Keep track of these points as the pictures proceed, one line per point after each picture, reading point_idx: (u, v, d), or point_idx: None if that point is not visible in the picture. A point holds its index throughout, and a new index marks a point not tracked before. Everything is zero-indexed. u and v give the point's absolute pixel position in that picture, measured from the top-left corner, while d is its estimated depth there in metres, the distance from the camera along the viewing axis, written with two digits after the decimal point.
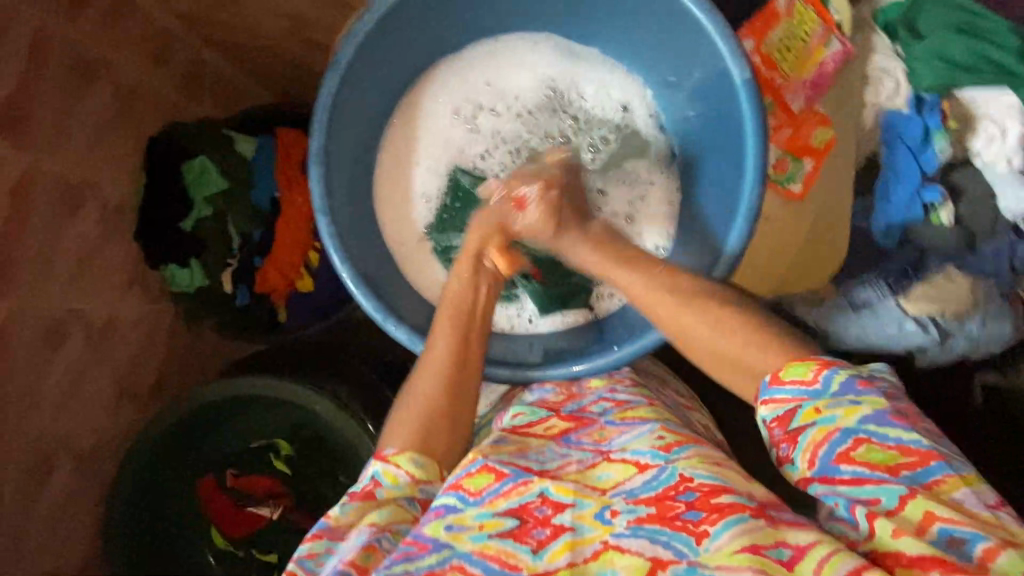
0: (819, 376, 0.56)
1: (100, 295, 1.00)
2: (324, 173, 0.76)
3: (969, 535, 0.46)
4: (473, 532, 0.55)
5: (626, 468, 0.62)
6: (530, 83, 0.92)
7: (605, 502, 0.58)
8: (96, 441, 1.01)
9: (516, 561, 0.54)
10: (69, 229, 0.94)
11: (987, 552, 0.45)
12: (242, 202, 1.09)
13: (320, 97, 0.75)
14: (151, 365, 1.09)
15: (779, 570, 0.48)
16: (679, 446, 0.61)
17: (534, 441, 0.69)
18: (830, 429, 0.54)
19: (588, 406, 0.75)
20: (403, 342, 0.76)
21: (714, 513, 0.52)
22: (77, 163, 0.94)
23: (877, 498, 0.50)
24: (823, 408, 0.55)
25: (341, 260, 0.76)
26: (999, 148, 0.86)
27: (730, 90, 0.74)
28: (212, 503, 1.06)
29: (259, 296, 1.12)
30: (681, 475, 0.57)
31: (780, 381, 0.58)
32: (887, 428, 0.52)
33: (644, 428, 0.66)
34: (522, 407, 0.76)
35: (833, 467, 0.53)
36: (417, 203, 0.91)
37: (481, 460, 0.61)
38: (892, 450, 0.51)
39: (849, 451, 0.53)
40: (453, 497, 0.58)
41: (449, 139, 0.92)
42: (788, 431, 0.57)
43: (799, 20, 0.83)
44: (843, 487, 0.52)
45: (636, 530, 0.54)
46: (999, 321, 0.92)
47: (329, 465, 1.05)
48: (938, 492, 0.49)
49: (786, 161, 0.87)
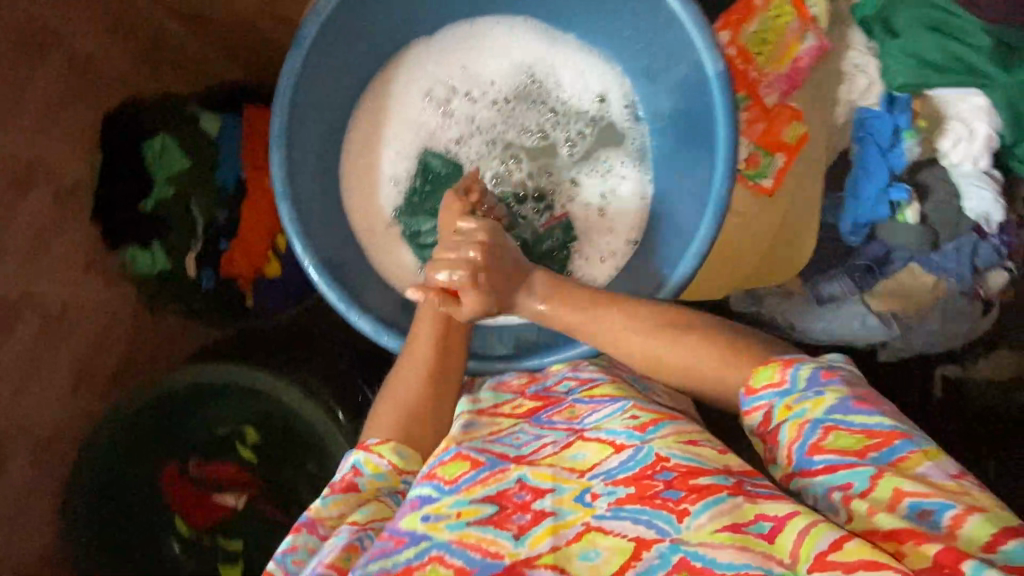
0: (786, 376, 0.57)
1: (55, 279, 0.95)
2: (287, 154, 0.74)
3: (938, 506, 0.45)
4: (450, 521, 0.53)
5: (601, 448, 0.59)
6: (505, 67, 0.89)
7: (584, 484, 0.56)
8: (53, 432, 0.96)
9: (498, 548, 0.52)
10: (21, 209, 0.89)
11: (954, 519, 0.45)
12: (206, 183, 1.05)
13: (283, 73, 0.72)
14: (113, 352, 1.05)
15: (761, 546, 0.47)
16: (653, 425, 0.58)
17: (504, 421, 0.68)
18: (802, 420, 0.54)
19: (553, 386, 0.74)
20: (367, 333, 0.75)
21: (693, 493, 0.51)
22: (27, 140, 0.89)
23: (851, 482, 0.49)
24: (790, 405, 0.55)
25: (303, 244, 0.74)
26: (966, 149, 0.88)
27: (702, 83, 0.74)
28: (176, 493, 1.04)
29: (223, 280, 1.08)
30: (658, 453, 0.55)
31: (753, 390, 0.59)
32: (852, 415, 0.52)
33: (614, 407, 0.63)
34: (488, 392, 0.76)
35: (807, 460, 0.53)
36: (386, 187, 0.89)
37: (454, 449, 0.60)
38: (858, 435, 0.51)
39: (820, 441, 0.52)
40: (429, 487, 0.56)
41: (420, 122, 0.89)
42: (768, 429, 0.56)
43: (774, 15, 0.84)
44: (819, 476, 0.51)
45: (618, 512, 0.53)
46: (961, 317, 0.93)
47: (299, 454, 1.04)
48: (906, 468, 0.48)
49: (757, 155, 0.88)
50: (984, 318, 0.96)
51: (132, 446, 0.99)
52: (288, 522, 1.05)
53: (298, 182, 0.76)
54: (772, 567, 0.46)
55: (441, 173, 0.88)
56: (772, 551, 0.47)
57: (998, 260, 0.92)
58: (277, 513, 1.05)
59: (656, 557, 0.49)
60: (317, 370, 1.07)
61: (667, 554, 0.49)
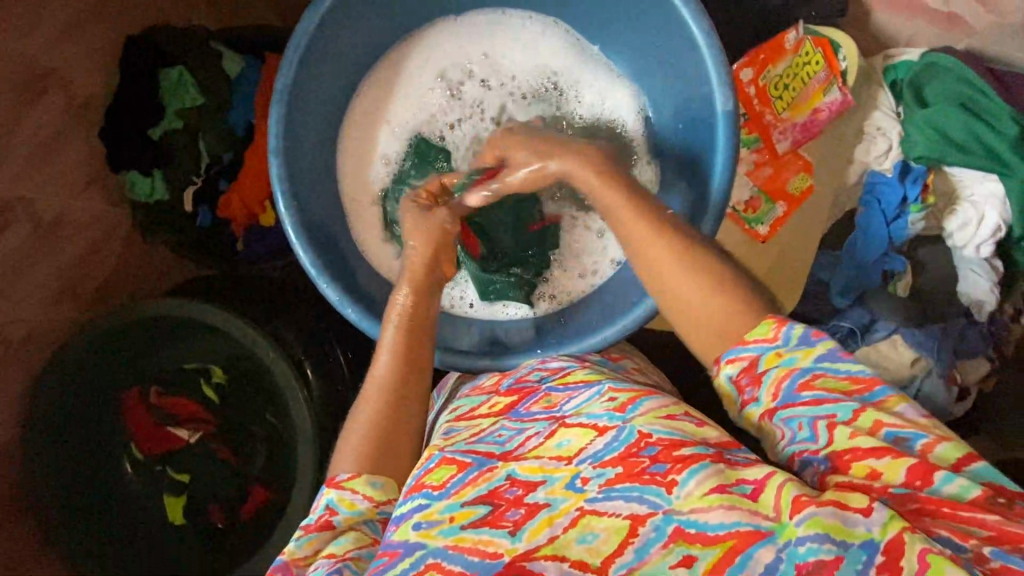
0: (780, 333, 0.55)
1: (53, 188, 0.97)
2: (286, 113, 0.75)
3: (912, 434, 0.49)
4: (443, 527, 0.53)
5: (584, 433, 0.56)
6: (521, 67, 0.89)
7: (574, 471, 0.54)
8: (28, 335, 0.98)
9: (496, 547, 0.51)
10: (31, 114, 0.92)
11: (927, 444, 0.49)
12: (215, 122, 1.05)
13: (296, 34, 0.73)
14: (102, 268, 1.07)
15: (747, 504, 0.48)
16: (632, 404, 0.57)
17: (484, 422, 0.66)
18: (791, 368, 0.54)
19: (524, 376, 0.72)
20: (333, 302, 0.76)
21: (678, 463, 0.51)
22: (46, 46, 0.92)
23: (834, 413, 0.51)
24: (783, 353, 0.55)
25: (286, 205, 0.75)
26: (972, 234, 0.86)
27: (711, 120, 0.72)
28: (133, 416, 1.06)
29: (220, 221, 1.10)
30: (640, 432, 0.54)
31: (744, 342, 0.57)
32: (840, 364, 0.53)
33: (591, 391, 0.62)
34: (463, 399, 0.74)
35: (795, 395, 0.53)
36: (380, 163, 0.89)
37: (439, 456, 0.60)
38: (844, 381, 0.52)
39: (810, 381, 0.53)
40: (419, 497, 0.56)
41: (425, 105, 0.89)
42: (754, 375, 0.56)
43: (804, 60, 0.81)
44: (802, 408, 0.52)
45: (609, 494, 0.51)
46: (932, 399, 0.89)
47: (259, 401, 1.07)
48: (884, 405, 0.51)
49: (758, 200, 0.87)
50: (956, 406, 0.92)
51: (102, 364, 1.01)
52: (237, 464, 1.08)
53: (294, 142, 0.77)
54: (761, 522, 0.47)
55: (431, 159, 0.88)
56: (756, 507, 0.48)
57: (983, 348, 0.90)
58: (227, 453, 1.07)
59: (652, 531, 0.49)
60: (293, 325, 1.08)
61: (662, 527, 0.49)
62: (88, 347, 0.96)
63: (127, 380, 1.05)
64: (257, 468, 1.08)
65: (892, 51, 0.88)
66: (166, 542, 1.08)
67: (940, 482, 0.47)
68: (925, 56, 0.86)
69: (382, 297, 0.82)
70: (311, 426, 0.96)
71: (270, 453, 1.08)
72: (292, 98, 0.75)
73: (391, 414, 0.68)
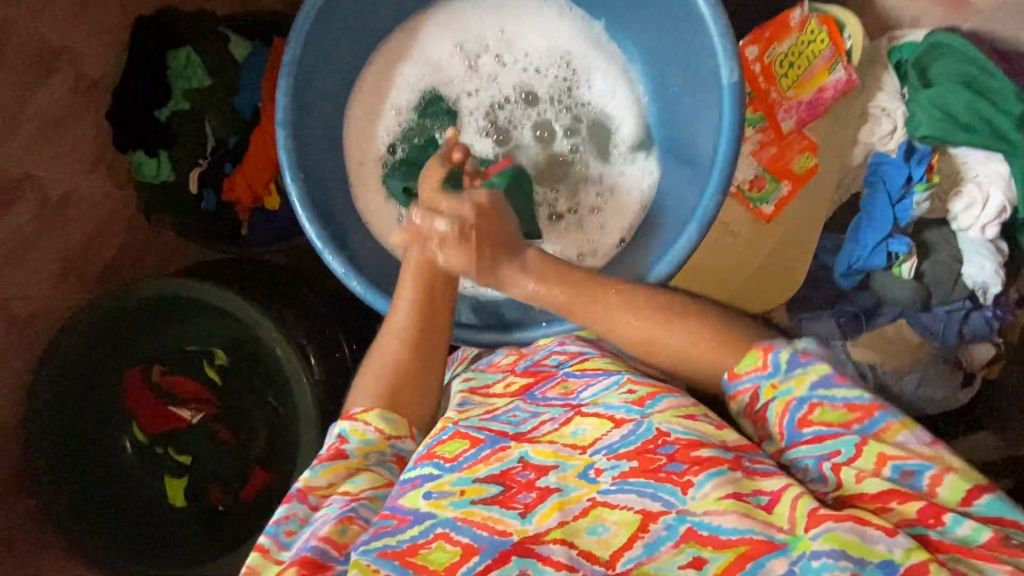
0: (768, 360, 0.59)
1: (61, 168, 0.98)
2: (295, 86, 0.75)
3: (917, 467, 0.51)
4: (454, 498, 0.53)
5: (601, 423, 0.58)
6: (543, 44, 0.89)
7: (588, 461, 0.55)
8: (33, 312, 0.99)
9: (505, 527, 0.50)
10: (41, 92, 0.93)
11: (934, 478, 0.50)
12: (222, 106, 1.06)
13: (305, 5, 0.74)
14: (108, 248, 1.08)
15: (762, 514, 0.49)
16: (652, 399, 0.58)
17: (498, 401, 0.67)
18: (789, 400, 0.57)
19: (542, 360, 0.73)
20: (338, 274, 0.76)
21: (695, 465, 0.51)
22: (57, 24, 0.92)
23: (838, 451, 0.53)
24: (777, 384, 0.58)
25: (294, 176, 0.76)
26: (976, 215, 0.86)
27: (716, 91, 0.73)
28: (137, 398, 1.07)
29: (224, 203, 1.10)
30: (658, 429, 0.55)
31: (737, 375, 0.61)
32: (834, 390, 0.55)
33: (610, 379, 0.63)
34: (478, 372, 0.76)
35: (796, 432, 0.56)
36: (387, 119, 0.89)
37: (453, 428, 0.60)
38: (841, 409, 0.55)
39: (807, 415, 0.55)
40: (429, 465, 0.56)
41: (440, 66, 0.89)
42: (755, 409, 0.59)
43: (809, 38, 0.81)
44: (808, 447, 0.55)
45: (623, 485, 0.52)
46: (936, 385, 0.88)
47: (260, 384, 1.07)
48: (888, 436, 0.53)
49: (764, 179, 0.87)
50: (962, 392, 0.91)
51: (105, 345, 1.00)
52: (237, 446, 1.08)
53: (302, 103, 0.77)
54: (775, 533, 0.47)
55: (440, 117, 0.89)
56: (772, 519, 0.48)
57: (988, 334, 0.90)
58: (229, 436, 1.08)
59: (663, 529, 0.49)
60: (295, 308, 1.07)
61: (674, 525, 0.49)
62: (93, 323, 0.97)
63: (130, 361, 1.04)
64: (256, 451, 1.08)
65: (897, 33, 0.89)
66: (164, 527, 1.07)
67: (952, 524, 0.48)
68: (931, 36, 0.86)
69: (386, 272, 0.82)
70: (314, 408, 0.96)
71: (269, 438, 1.07)
72: (301, 71, 0.76)
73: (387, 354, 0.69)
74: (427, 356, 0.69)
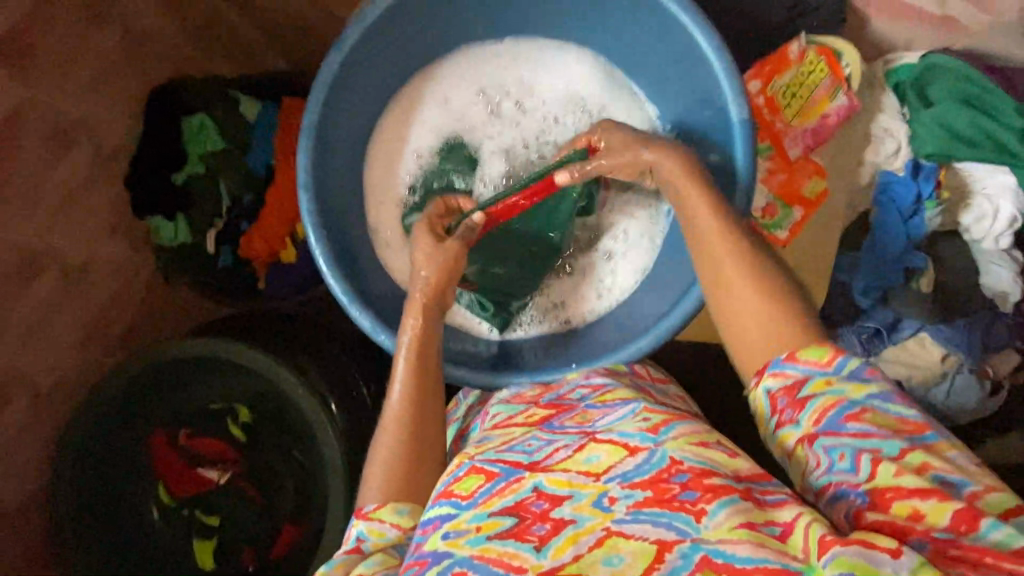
0: (835, 360, 0.53)
1: (80, 237, 1.00)
2: (314, 148, 0.77)
3: (959, 480, 0.46)
4: (469, 536, 0.51)
5: (614, 450, 0.56)
6: (559, 94, 0.92)
7: (602, 488, 0.53)
8: (56, 381, 0.99)
9: (521, 562, 0.49)
10: (61, 166, 0.95)
11: (974, 493, 0.45)
12: (236, 165, 1.08)
13: (322, 72, 0.76)
14: (125, 313, 1.09)
15: (775, 544, 0.46)
16: (665, 425, 0.57)
17: (517, 430, 0.66)
18: (840, 397, 0.51)
19: (566, 394, 0.73)
20: (367, 330, 0.77)
21: (708, 492, 0.49)
22: (76, 100, 0.95)
23: (880, 447, 0.48)
24: (833, 381, 0.52)
25: (317, 236, 0.77)
26: (989, 227, 0.87)
27: (727, 128, 0.75)
28: (163, 461, 1.06)
29: (241, 260, 1.12)
30: (671, 457, 0.53)
31: (793, 358, 0.54)
32: (893, 402, 0.50)
33: (627, 408, 0.62)
34: (501, 405, 0.75)
35: (839, 425, 0.50)
36: (407, 166, 0.92)
37: (468, 464, 0.59)
38: (893, 420, 0.49)
39: (858, 413, 0.50)
40: (446, 504, 0.55)
41: (458, 114, 0.92)
42: (795, 398, 0.53)
43: (809, 69, 0.84)
44: (848, 439, 0.49)
45: (637, 515, 0.50)
46: (966, 395, 0.89)
47: (286, 439, 1.06)
48: (933, 446, 0.48)
49: (775, 206, 0.89)
50: (990, 400, 0.91)
51: (129, 408, 1.00)
52: (266, 504, 1.07)
53: (322, 163, 0.79)
54: (789, 562, 0.45)
55: (457, 159, 0.91)
56: (784, 548, 0.46)
57: (1011, 342, 0.90)
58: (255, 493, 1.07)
59: (679, 559, 0.46)
60: (316, 359, 1.08)
61: (689, 554, 0.46)
62: (113, 393, 0.96)
63: (157, 422, 1.04)
64: (283, 507, 1.07)
65: (892, 56, 0.90)
66: None
67: (985, 529, 0.43)
68: (925, 58, 0.88)
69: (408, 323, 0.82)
70: (342, 463, 0.96)
71: (299, 491, 1.06)
72: (320, 133, 0.78)
73: (424, 356, 0.71)
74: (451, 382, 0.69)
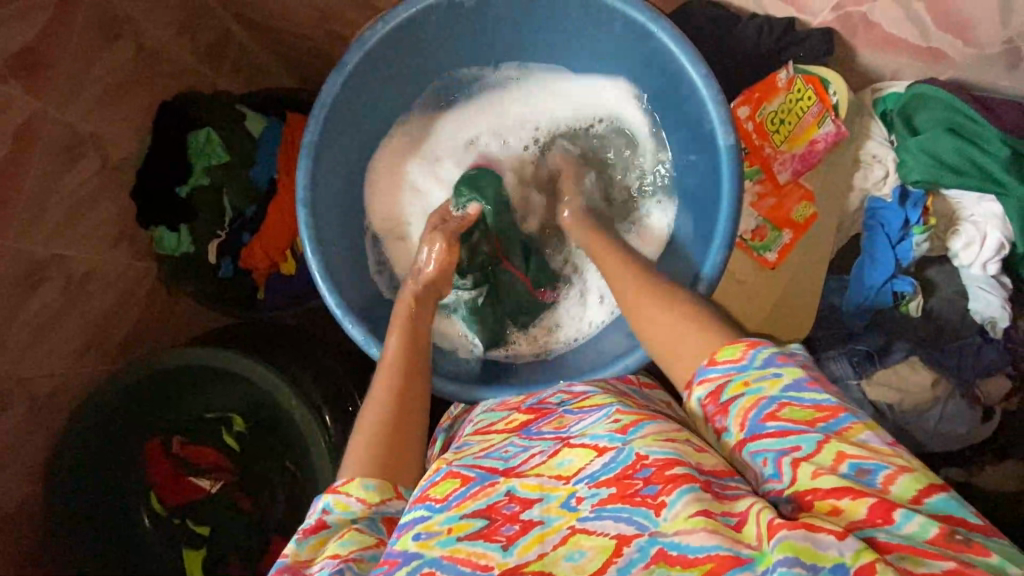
0: (747, 355, 0.54)
1: (85, 246, 1.02)
2: (312, 166, 0.80)
3: (874, 465, 0.45)
4: (441, 537, 0.50)
5: (585, 453, 0.54)
6: (549, 125, 0.97)
7: (570, 490, 0.51)
8: (55, 387, 1.01)
9: (488, 561, 0.47)
10: (69, 176, 0.97)
11: (887, 477, 0.45)
12: (240, 178, 1.10)
13: (321, 94, 0.79)
14: (125, 322, 1.11)
15: (729, 532, 0.44)
16: (635, 426, 0.55)
17: (495, 437, 0.64)
18: (757, 397, 0.51)
19: (547, 399, 0.72)
20: (358, 342, 0.78)
21: (669, 483, 0.47)
22: (85, 115, 0.97)
23: (798, 446, 0.48)
24: (749, 380, 0.52)
25: (312, 250, 0.79)
26: (977, 253, 0.88)
27: (715, 153, 0.77)
28: (156, 468, 1.06)
29: (241, 270, 1.14)
30: (638, 454, 0.51)
31: (713, 362, 0.55)
32: (805, 393, 0.50)
33: (600, 413, 0.60)
34: (486, 413, 0.74)
35: (760, 425, 0.50)
36: (410, 195, 0.96)
37: (445, 469, 0.57)
38: (809, 410, 0.49)
39: (776, 412, 0.50)
40: (421, 509, 0.53)
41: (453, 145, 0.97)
42: (719, 403, 0.53)
43: (797, 96, 0.86)
44: (769, 441, 0.49)
45: (600, 512, 0.48)
46: (957, 421, 0.89)
47: (279, 449, 1.06)
48: (848, 433, 0.47)
49: (765, 228, 0.92)
50: (982, 425, 0.91)
51: (127, 415, 1.01)
52: (258, 515, 1.07)
53: (317, 179, 0.81)
54: (741, 549, 0.43)
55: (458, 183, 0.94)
56: (738, 536, 0.44)
57: (1002, 367, 0.90)
58: (248, 504, 1.07)
59: (635, 552, 0.45)
60: (311, 368, 1.09)
61: (645, 548, 0.45)
62: (112, 398, 0.98)
63: (154, 429, 1.05)
64: (275, 519, 1.07)
65: (880, 85, 0.92)
66: None
67: (900, 521, 0.42)
68: (911, 87, 0.89)
69: None
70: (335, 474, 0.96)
71: (290, 503, 1.06)
72: (318, 151, 0.80)
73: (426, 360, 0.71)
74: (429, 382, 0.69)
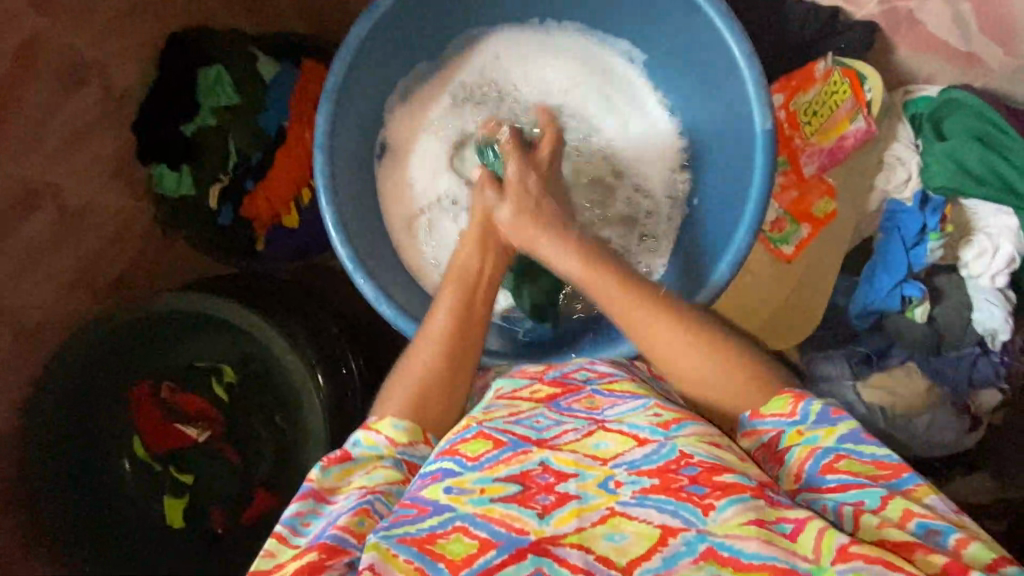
0: (797, 408, 0.58)
1: (80, 178, 0.98)
2: (333, 110, 0.77)
3: (945, 528, 0.48)
4: (474, 495, 0.49)
5: (624, 440, 0.54)
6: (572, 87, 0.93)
7: (608, 472, 0.51)
8: (39, 321, 0.97)
9: (523, 525, 0.47)
10: (69, 102, 0.93)
11: (959, 541, 0.47)
12: (247, 123, 1.05)
13: (350, 34, 0.76)
14: (117, 260, 1.07)
15: (785, 543, 0.45)
16: (677, 424, 0.54)
17: (523, 404, 0.62)
18: (813, 447, 0.56)
19: (571, 373, 0.69)
20: (368, 297, 0.77)
21: (718, 489, 0.47)
22: (89, 37, 0.93)
23: (862, 500, 0.51)
24: (804, 430, 0.57)
25: (326, 200, 0.76)
26: (987, 264, 0.89)
27: (750, 137, 0.76)
28: (142, 413, 1.03)
29: (241, 219, 1.09)
30: (681, 450, 0.51)
31: (761, 415, 0.60)
32: (863, 446, 0.55)
33: (637, 403, 0.59)
34: (504, 380, 0.71)
35: (818, 477, 0.54)
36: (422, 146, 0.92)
37: (476, 427, 0.56)
38: (869, 465, 0.54)
39: (833, 463, 0.54)
40: (450, 461, 0.53)
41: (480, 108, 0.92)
42: (774, 452, 0.58)
43: (832, 89, 0.86)
44: (828, 492, 0.53)
45: (643, 500, 0.48)
46: (944, 430, 0.91)
47: (269, 404, 1.04)
48: (910, 494, 0.51)
49: (784, 221, 0.92)
50: (968, 435, 0.93)
51: (107, 357, 0.98)
52: (242, 468, 1.05)
53: (338, 128, 0.78)
54: (798, 563, 0.44)
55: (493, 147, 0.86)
56: (794, 548, 0.45)
57: (995, 380, 0.92)
58: (234, 456, 1.04)
59: (682, 545, 0.45)
60: (306, 326, 1.04)
61: (693, 543, 0.45)
62: (101, 336, 0.95)
63: (139, 372, 1.03)
64: (259, 473, 1.05)
65: (912, 87, 0.92)
66: (165, 542, 1.07)
67: None
68: (945, 92, 0.89)
69: (411, 297, 0.83)
70: (324, 430, 0.95)
71: (277, 459, 1.04)
72: (341, 95, 0.77)
73: (463, 314, 0.69)
74: (464, 360, 0.66)
